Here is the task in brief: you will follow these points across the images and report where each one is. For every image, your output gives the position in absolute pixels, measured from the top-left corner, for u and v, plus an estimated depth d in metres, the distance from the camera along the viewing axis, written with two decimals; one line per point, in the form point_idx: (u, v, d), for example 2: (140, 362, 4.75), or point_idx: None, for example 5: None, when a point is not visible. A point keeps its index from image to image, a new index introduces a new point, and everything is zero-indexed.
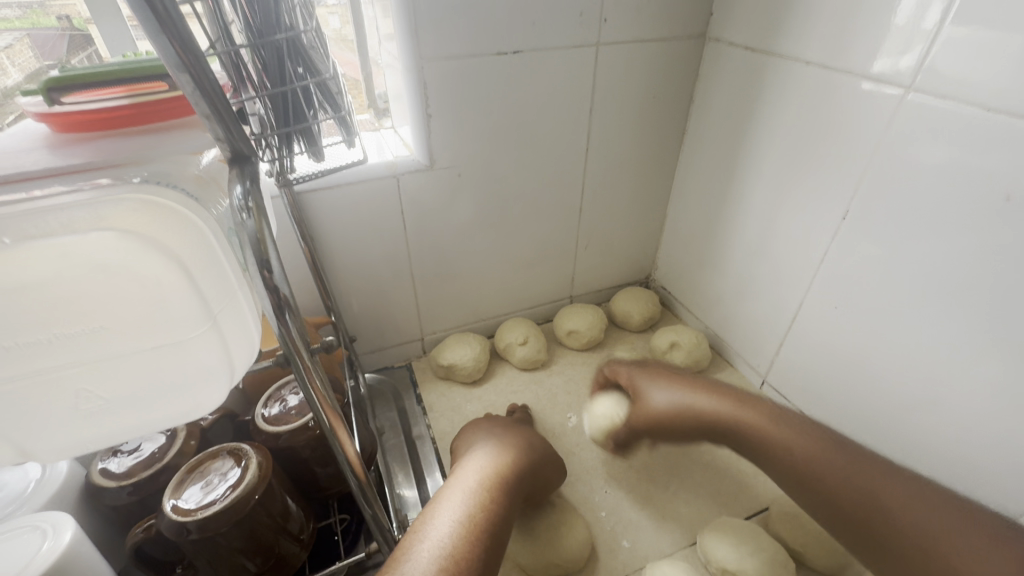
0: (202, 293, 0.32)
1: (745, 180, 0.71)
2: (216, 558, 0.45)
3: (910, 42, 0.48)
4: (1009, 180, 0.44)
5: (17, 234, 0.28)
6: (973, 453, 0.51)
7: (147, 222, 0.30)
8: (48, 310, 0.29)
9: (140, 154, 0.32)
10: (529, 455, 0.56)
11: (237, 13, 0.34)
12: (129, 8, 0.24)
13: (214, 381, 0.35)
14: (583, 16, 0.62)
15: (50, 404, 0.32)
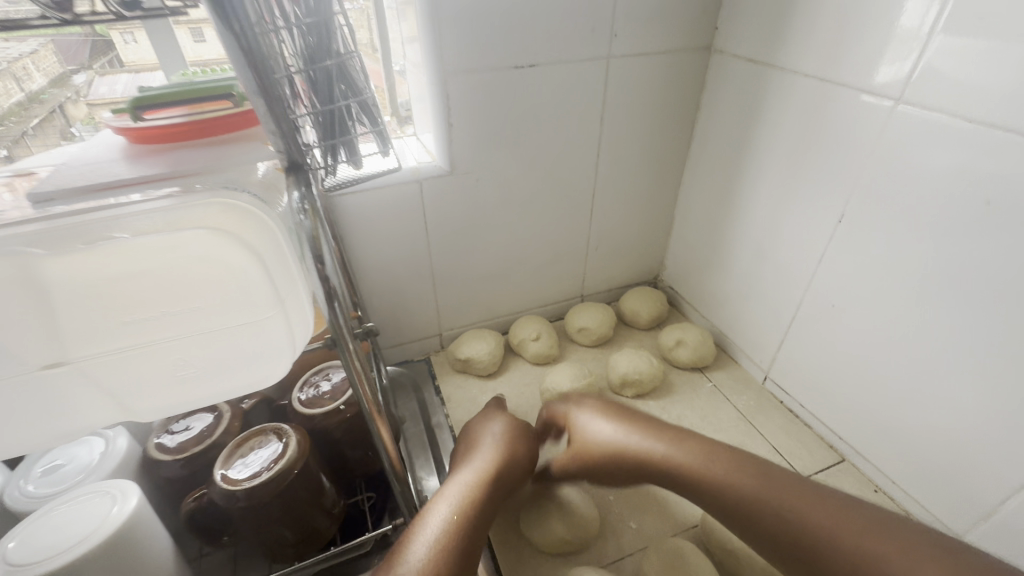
0: (273, 279, 0.37)
1: (747, 184, 0.74)
2: (261, 525, 0.50)
3: (908, 49, 0.51)
4: (990, 187, 0.48)
5: (134, 230, 0.33)
6: (964, 440, 0.55)
7: (231, 221, 0.35)
8: (151, 296, 0.34)
9: (213, 164, 0.37)
10: (528, 449, 0.57)
11: (293, 42, 0.39)
12: (222, 46, 0.30)
13: (279, 356, 0.40)
14: (595, 31, 0.67)
15: (146, 377, 0.37)
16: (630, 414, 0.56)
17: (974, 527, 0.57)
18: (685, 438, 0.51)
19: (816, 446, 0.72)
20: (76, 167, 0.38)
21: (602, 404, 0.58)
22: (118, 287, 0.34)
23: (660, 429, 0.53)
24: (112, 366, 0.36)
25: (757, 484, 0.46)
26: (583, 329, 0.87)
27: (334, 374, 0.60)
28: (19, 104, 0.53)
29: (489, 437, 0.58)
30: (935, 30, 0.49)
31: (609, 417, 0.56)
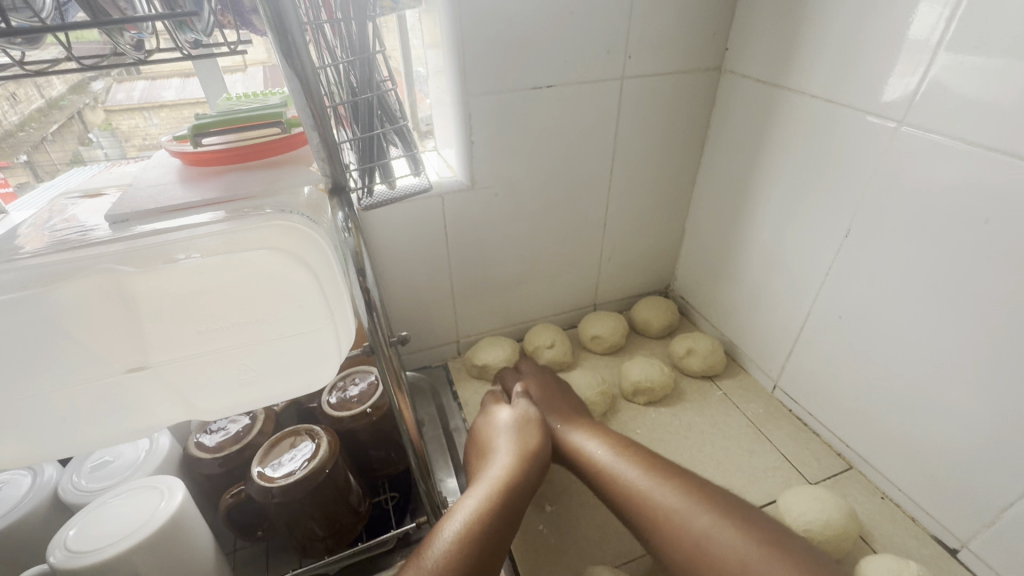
0: (322, 291, 0.41)
1: (756, 198, 0.77)
2: (293, 521, 0.54)
3: (920, 61, 0.53)
4: (989, 207, 0.50)
5: (206, 251, 0.38)
6: (968, 449, 0.57)
7: (289, 240, 0.39)
8: (220, 305, 0.39)
9: (268, 187, 0.40)
10: (534, 434, 0.61)
11: (343, 81, 0.50)
12: (282, 78, 0.33)
13: (326, 361, 0.44)
14: (610, 53, 0.70)
15: (211, 377, 0.41)
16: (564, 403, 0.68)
17: (979, 534, 0.58)
18: (601, 428, 0.63)
19: (824, 454, 0.74)
20: (144, 189, 0.42)
21: (546, 388, 0.71)
22: (193, 298, 0.39)
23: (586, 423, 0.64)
24: (182, 369, 0.40)
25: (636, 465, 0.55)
26: (596, 337, 0.90)
27: (360, 379, 0.63)
28: (40, 111, 0.60)
29: (503, 432, 0.62)
30: (937, 55, 0.51)
31: (550, 397, 0.69)
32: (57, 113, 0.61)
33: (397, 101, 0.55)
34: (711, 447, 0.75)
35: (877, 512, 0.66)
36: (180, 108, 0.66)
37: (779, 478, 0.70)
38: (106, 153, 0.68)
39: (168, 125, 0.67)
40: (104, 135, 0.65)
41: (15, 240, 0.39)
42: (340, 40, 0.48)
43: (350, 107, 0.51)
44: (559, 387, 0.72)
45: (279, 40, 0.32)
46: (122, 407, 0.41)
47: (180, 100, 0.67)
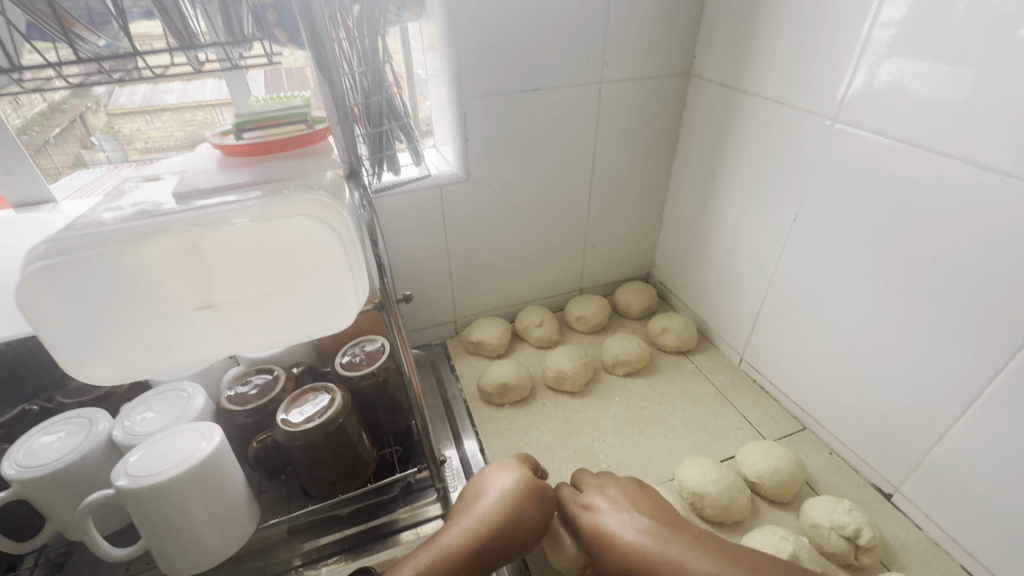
0: (347, 253, 0.50)
1: (721, 190, 0.86)
2: (313, 463, 0.62)
3: (849, 66, 0.62)
4: (907, 192, 0.59)
5: (255, 217, 0.46)
6: (895, 403, 0.66)
7: (320, 211, 0.47)
8: (264, 261, 0.47)
9: (298, 173, 0.50)
10: (531, 502, 0.58)
11: (357, 86, 0.59)
12: (314, 86, 0.42)
13: (349, 312, 0.52)
14: (589, 61, 0.79)
15: (251, 322, 0.50)
16: (649, 514, 0.59)
17: (907, 479, 0.67)
18: (677, 532, 0.56)
19: (782, 417, 0.82)
20: (197, 175, 0.51)
21: (624, 502, 0.60)
22: (243, 256, 0.47)
23: (711, 552, 0.53)
24: (227, 316, 0.49)
25: None
26: (581, 318, 0.99)
27: (367, 345, 0.72)
28: (44, 115, 0.73)
29: (495, 494, 0.58)
30: (886, 59, 0.58)
31: (636, 517, 0.58)
32: (58, 116, 0.74)
33: (401, 101, 0.64)
34: (681, 412, 0.84)
35: (824, 465, 0.75)
36: (180, 111, 0.76)
37: (740, 437, 0.79)
38: (109, 156, 0.79)
39: (168, 127, 0.77)
40: (107, 138, 0.78)
41: (98, 213, 0.47)
42: (354, 52, 0.58)
43: (363, 107, 0.60)
44: (651, 509, 0.60)
45: (314, 51, 0.40)
46: (184, 347, 0.49)
47: (181, 104, 0.76)
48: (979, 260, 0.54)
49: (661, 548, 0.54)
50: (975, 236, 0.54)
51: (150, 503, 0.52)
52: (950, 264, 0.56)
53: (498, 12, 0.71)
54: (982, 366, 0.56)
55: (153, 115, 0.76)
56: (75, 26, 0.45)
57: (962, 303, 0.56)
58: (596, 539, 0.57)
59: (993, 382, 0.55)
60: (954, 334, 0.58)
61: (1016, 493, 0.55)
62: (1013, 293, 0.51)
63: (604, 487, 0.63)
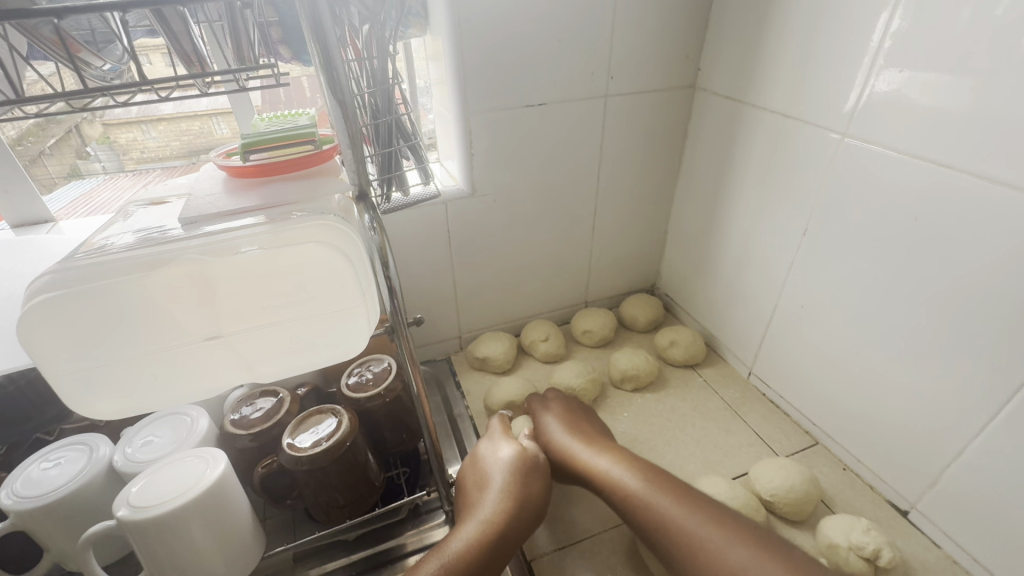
0: (357, 276, 0.49)
1: (729, 201, 0.85)
2: (319, 488, 0.61)
3: (860, 78, 0.61)
4: (918, 207, 0.59)
5: (264, 244, 0.45)
6: (911, 418, 0.65)
7: (331, 236, 0.47)
8: (273, 288, 0.47)
9: (308, 196, 0.49)
10: (528, 460, 0.64)
11: (367, 106, 0.58)
12: (327, 111, 0.41)
13: (358, 337, 0.51)
14: (594, 75, 0.78)
15: (257, 348, 0.49)
16: (582, 428, 0.69)
17: (924, 496, 0.66)
18: (604, 448, 0.64)
19: (793, 431, 0.82)
20: (202, 198, 0.50)
21: (566, 423, 0.71)
22: (251, 283, 0.46)
23: (629, 461, 0.60)
24: (232, 343, 0.48)
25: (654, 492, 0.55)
26: (587, 332, 0.98)
27: (373, 365, 0.71)
28: (39, 127, 0.73)
29: (500, 471, 0.62)
30: (883, 70, 0.59)
31: (567, 424, 0.71)
32: (55, 127, 0.73)
33: (410, 121, 0.63)
34: (690, 427, 0.83)
35: (839, 481, 0.74)
36: (177, 121, 0.75)
37: (752, 453, 0.78)
38: (103, 166, 0.78)
39: (164, 138, 0.77)
40: (102, 148, 0.77)
41: (102, 240, 0.46)
42: (366, 73, 0.57)
43: (372, 128, 0.59)
44: (578, 413, 0.74)
45: (324, 72, 0.39)
46: (192, 374, 0.48)
47: (177, 114, 0.75)
48: (994, 277, 0.53)
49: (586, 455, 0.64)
50: (989, 252, 0.53)
51: (152, 534, 0.51)
52: (964, 280, 0.56)
53: (504, 28, 0.70)
54: (999, 383, 0.55)
55: (149, 126, 0.75)
56: (80, 51, 0.42)
57: (977, 319, 0.55)
58: (539, 444, 0.70)
59: (1012, 399, 0.54)
60: (970, 351, 0.57)
61: None
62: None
63: (549, 408, 0.75)
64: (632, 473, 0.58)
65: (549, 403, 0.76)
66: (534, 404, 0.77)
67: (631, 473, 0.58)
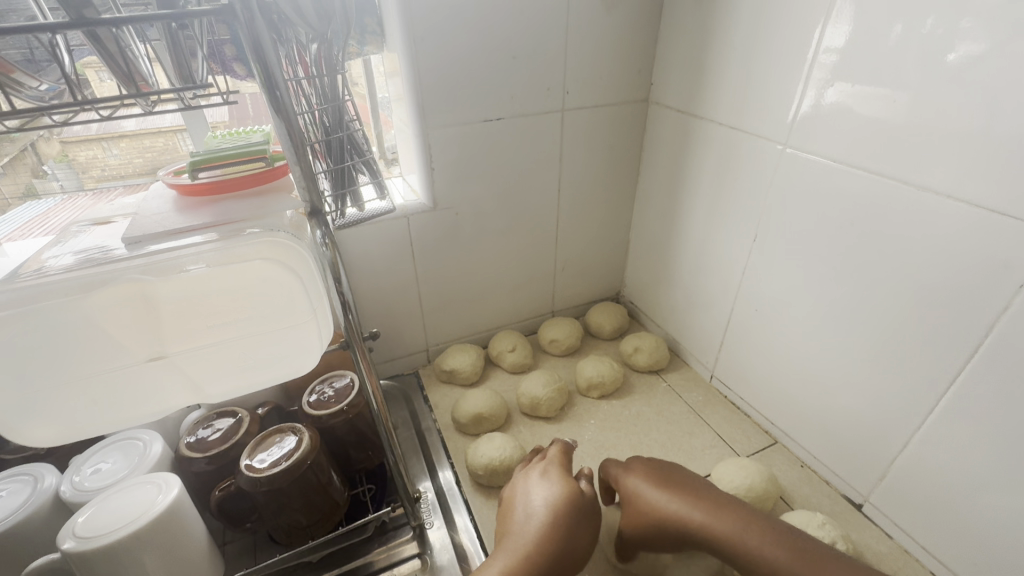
0: (307, 290, 0.49)
1: (686, 210, 0.88)
2: (280, 509, 0.60)
3: (798, 91, 0.65)
4: (855, 212, 0.62)
5: (211, 261, 0.47)
6: (855, 413, 0.68)
7: (279, 250, 0.48)
8: (223, 304, 0.48)
9: (257, 214, 0.50)
10: (574, 500, 0.60)
11: (316, 122, 0.58)
12: (280, 143, 0.41)
13: (309, 355, 0.51)
14: (550, 90, 0.81)
15: (204, 366, 0.49)
16: (666, 470, 0.64)
17: (874, 489, 0.69)
18: (716, 500, 0.59)
19: (753, 431, 0.84)
20: (150, 217, 0.50)
21: (661, 486, 0.62)
22: (202, 300, 0.48)
23: (777, 535, 0.55)
24: (180, 360, 0.48)
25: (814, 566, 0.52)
26: (554, 341, 0.99)
27: (336, 382, 0.71)
28: None
29: (540, 513, 0.59)
30: (832, 82, 0.61)
31: (649, 471, 0.64)
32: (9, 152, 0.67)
33: (364, 138, 0.63)
34: (654, 431, 0.85)
35: (797, 478, 0.77)
36: (141, 138, 0.73)
37: (714, 455, 0.80)
38: (61, 185, 0.73)
39: (126, 154, 0.74)
40: (60, 167, 0.72)
41: (42, 262, 0.46)
42: (316, 91, 0.56)
43: (323, 144, 0.59)
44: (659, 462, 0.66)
45: (267, 94, 0.39)
46: (136, 396, 0.47)
47: (140, 131, 0.73)
48: (926, 277, 0.56)
49: (690, 507, 0.59)
50: (921, 252, 0.56)
51: (100, 565, 0.49)
52: (900, 281, 0.59)
53: (459, 44, 0.72)
54: (936, 377, 0.58)
55: (112, 143, 0.72)
56: (11, 70, 0.41)
57: (913, 317, 0.59)
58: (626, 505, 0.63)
59: (948, 392, 0.57)
60: (907, 347, 0.60)
61: (973, 499, 0.58)
62: (959, 307, 0.54)
63: (629, 467, 0.66)
64: (776, 544, 0.54)
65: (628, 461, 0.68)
66: (610, 468, 0.68)
67: (776, 548, 0.54)
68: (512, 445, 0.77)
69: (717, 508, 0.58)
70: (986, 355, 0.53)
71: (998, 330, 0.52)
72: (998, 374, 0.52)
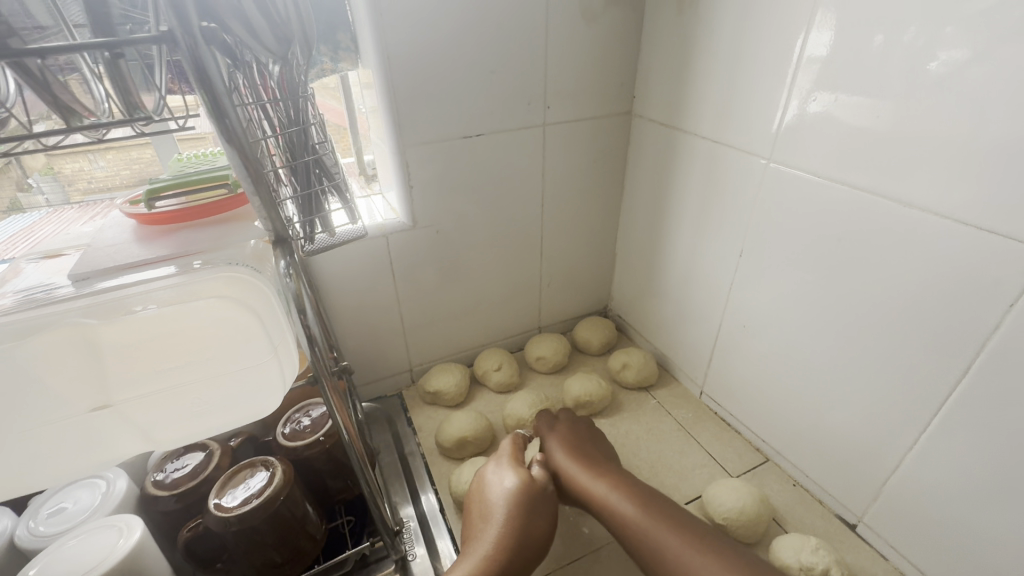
0: (265, 329, 0.53)
1: (672, 223, 0.86)
2: (251, 549, 0.57)
3: (780, 105, 0.64)
4: (841, 226, 0.61)
5: (163, 302, 0.50)
6: (847, 431, 0.67)
7: (234, 288, 0.51)
8: (183, 344, 0.52)
9: (217, 244, 0.48)
10: (533, 487, 0.64)
11: (279, 146, 0.51)
12: (237, 175, 0.39)
13: (273, 390, 0.55)
14: (531, 104, 0.79)
15: (171, 405, 0.53)
16: (579, 446, 0.72)
17: (868, 508, 0.67)
18: (603, 469, 0.67)
19: (744, 449, 0.82)
20: (104, 249, 0.49)
21: (567, 452, 0.71)
22: (163, 340, 0.52)
23: (637, 492, 0.63)
24: (143, 400, 0.52)
25: (657, 519, 0.59)
26: (540, 358, 0.97)
27: (314, 411, 0.68)
28: None
29: (503, 504, 0.62)
30: (814, 94, 0.60)
31: (566, 444, 0.72)
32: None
33: (333, 158, 0.56)
34: (644, 450, 0.83)
35: (789, 497, 0.75)
36: (127, 151, 0.68)
37: (705, 475, 0.78)
38: (48, 199, 0.69)
39: (115, 167, 0.69)
40: (47, 180, 0.67)
41: None
42: (278, 112, 0.49)
43: (289, 169, 0.52)
44: (583, 433, 0.75)
45: (217, 122, 0.36)
46: (98, 442, 0.52)
47: (128, 142, 0.68)
48: (915, 293, 0.55)
49: (578, 471, 0.67)
50: (909, 268, 0.55)
51: None
52: (890, 297, 0.57)
53: (438, 59, 0.70)
54: (929, 395, 0.57)
55: (97, 157, 0.66)
56: None
57: (903, 333, 0.57)
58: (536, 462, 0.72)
59: (941, 411, 0.56)
60: (899, 366, 0.59)
61: (970, 520, 0.56)
62: (951, 324, 0.53)
63: (555, 429, 0.75)
64: (627, 496, 0.62)
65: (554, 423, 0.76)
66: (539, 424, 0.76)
67: (627, 503, 0.62)
68: None
69: (596, 470, 0.67)
70: (980, 374, 0.51)
71: (991, 347, 0.50)
72: (991, 391, 0.51)
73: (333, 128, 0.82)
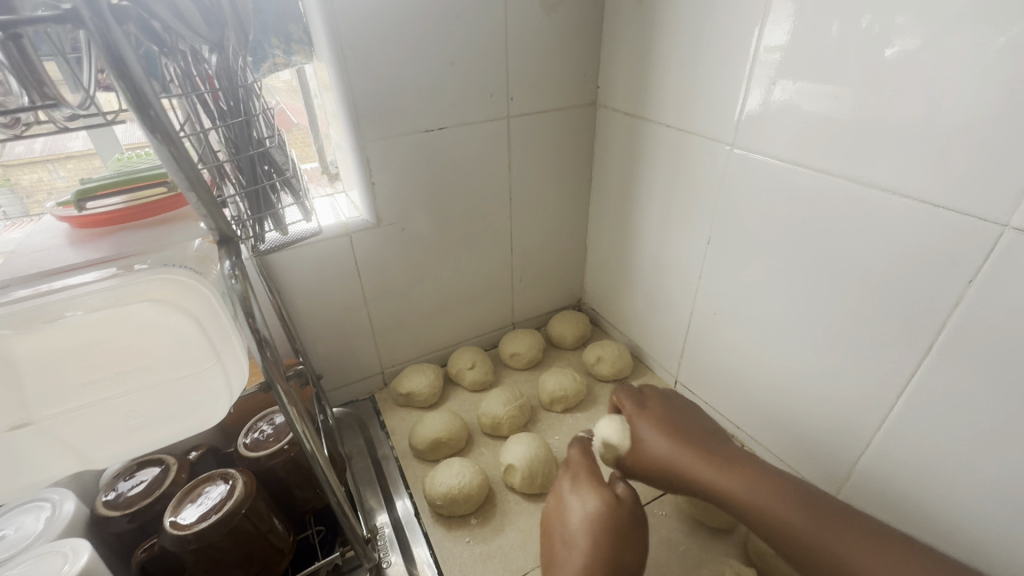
0: (211, 338, 0.47)
1: (640, 213, 0.86)
2: (212, 567, 0.54)
3: (743, 92, 0.63)
4: (804, 211, 0.61)
5: (86, 307, 0.43)
6: (816, 415, 0.68)
7: (171, 292, 0.45)
8: (109, 355, 0.45)
9: (153, 246, 0.47)
10: (612, 508, 0.60)
11: (221, 141, 0.48)
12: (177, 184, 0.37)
13: (218, 400, 0.50)
14: (493, 96, 0.77)
15: (107, 422, 0.47)
16: (686, 434, 0.65)
17: (841, 490, 0.68)
18: (727, 460, 0.60)
19: None
20: (33, 255, 0.47)
21: (669, 437, 0.65)
22: (84, 351, 0.44)
23: (784, 487, 0.55)
24: (74, 415, 0.45)
25: (817, 520, 0.52)
26: (515, 354, 0.95)
27: (276, 418, 0.66)
28: None
29: (580, 527, 0.59)
30: (778, 81, 0.59)
31: (664, 429, 0.66)
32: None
33: (282, 152, 0.53)
34: None
35: None
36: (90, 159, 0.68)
37: None
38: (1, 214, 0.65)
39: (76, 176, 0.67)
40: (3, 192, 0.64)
41: None
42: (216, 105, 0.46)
43: (232, 164, 0.49)
44: (673, 416, 0.68)
45: (141, 116, 0.34)
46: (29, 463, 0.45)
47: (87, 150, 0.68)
48: (876, 275, 0.55)
49: (698, 467, 0.61)
50: (869, 251, 0.55)
51: None
52: (853, 280, 0.58)
53: (396, 49, 0.68)
54: (892, 375, 0.57)
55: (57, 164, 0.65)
56: None
57: (866, 315, 0.58)
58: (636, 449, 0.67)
59: (904, 391, 0.56)
60: (863, 347, 0.59)
61: (935, 497, 0.57)
62: (911, 303, 0.53)
63: (646, 408, 0.69)
64: (778, 495, 0.55)
65: (642, 402, 0.70)
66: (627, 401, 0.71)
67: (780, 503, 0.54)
68: (470, 469, 0.73)
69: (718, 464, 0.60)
70: (941, 352, 0.52)
71: (949, 326, 0.51)
72: (952, 370, 0.52)
73: (296, 130, 0.80)
